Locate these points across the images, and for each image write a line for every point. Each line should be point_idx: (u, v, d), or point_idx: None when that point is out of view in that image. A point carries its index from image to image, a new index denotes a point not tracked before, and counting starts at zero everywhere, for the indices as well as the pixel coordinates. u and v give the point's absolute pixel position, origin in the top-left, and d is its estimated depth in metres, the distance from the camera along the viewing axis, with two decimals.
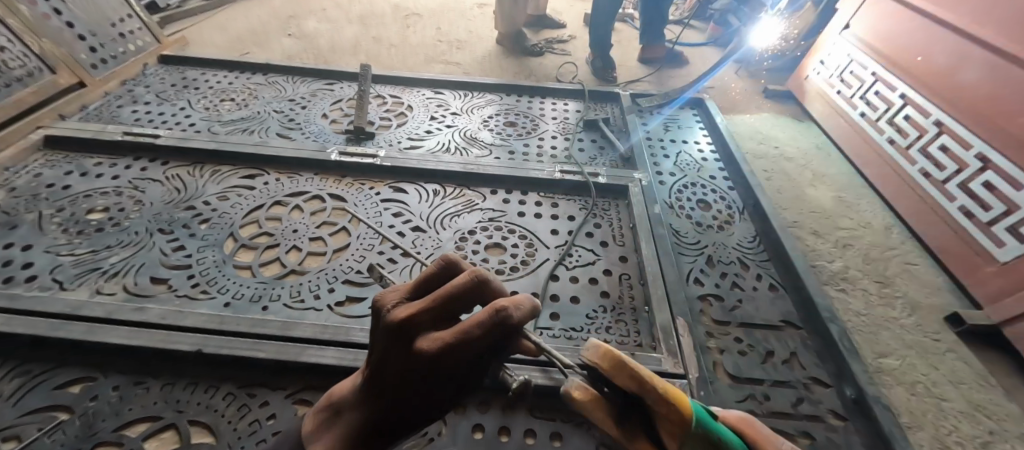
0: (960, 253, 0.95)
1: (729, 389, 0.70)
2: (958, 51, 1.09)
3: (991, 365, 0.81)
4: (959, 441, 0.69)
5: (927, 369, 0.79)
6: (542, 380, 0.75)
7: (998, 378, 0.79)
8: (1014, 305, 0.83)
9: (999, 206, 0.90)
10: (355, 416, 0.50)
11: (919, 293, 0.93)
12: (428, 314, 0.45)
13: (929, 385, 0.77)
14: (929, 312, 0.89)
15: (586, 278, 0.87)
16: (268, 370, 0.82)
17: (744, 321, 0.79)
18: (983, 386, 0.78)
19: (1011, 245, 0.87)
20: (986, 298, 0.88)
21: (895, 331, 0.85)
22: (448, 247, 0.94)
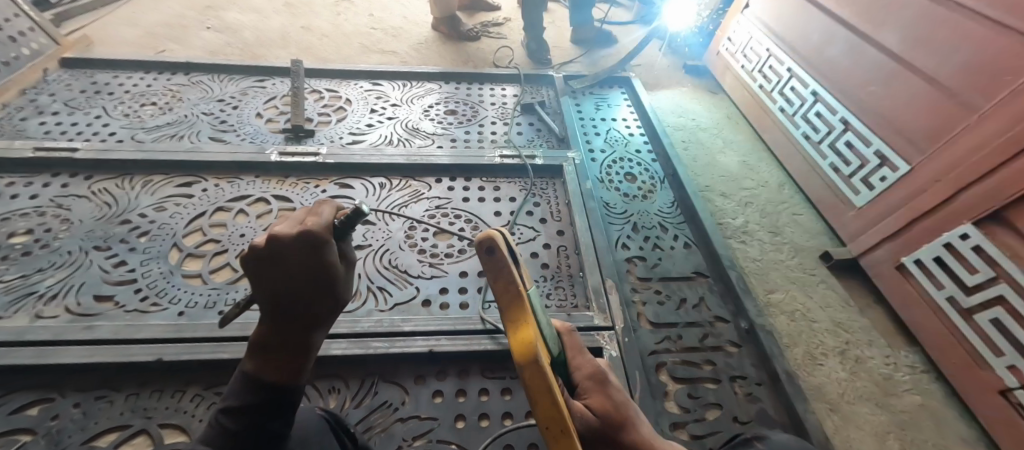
0: (831, 203, 1.13)
1: (650, 333, 0.83)
2: (828, 30, 1.25)
3: (854, 290, 0.99)
4: (825, 352, 0.86)
5: (807, 298, 0.96)
6: (490, 345, 0.85)
7: (859, 300, 0.97)
8: (867, 241, 1.01)
9: (856, 161, 1.09)
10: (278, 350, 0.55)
11: (804, 237, 1.10)
12: (285, 224, 0.49)
13: (808, 311, 0.93)
14: (810, 252, 1.06)
15: (528, 252, 0.95)
16: (231, 369, 0.87)
17: (663, 275, 0.91)
18: (847, 308, 0.95)
19: (864, 193, 1.05)
20: (848, 238, 1.06)
21: (784, 271, 1.01)
22: (399, 237, 1.01)
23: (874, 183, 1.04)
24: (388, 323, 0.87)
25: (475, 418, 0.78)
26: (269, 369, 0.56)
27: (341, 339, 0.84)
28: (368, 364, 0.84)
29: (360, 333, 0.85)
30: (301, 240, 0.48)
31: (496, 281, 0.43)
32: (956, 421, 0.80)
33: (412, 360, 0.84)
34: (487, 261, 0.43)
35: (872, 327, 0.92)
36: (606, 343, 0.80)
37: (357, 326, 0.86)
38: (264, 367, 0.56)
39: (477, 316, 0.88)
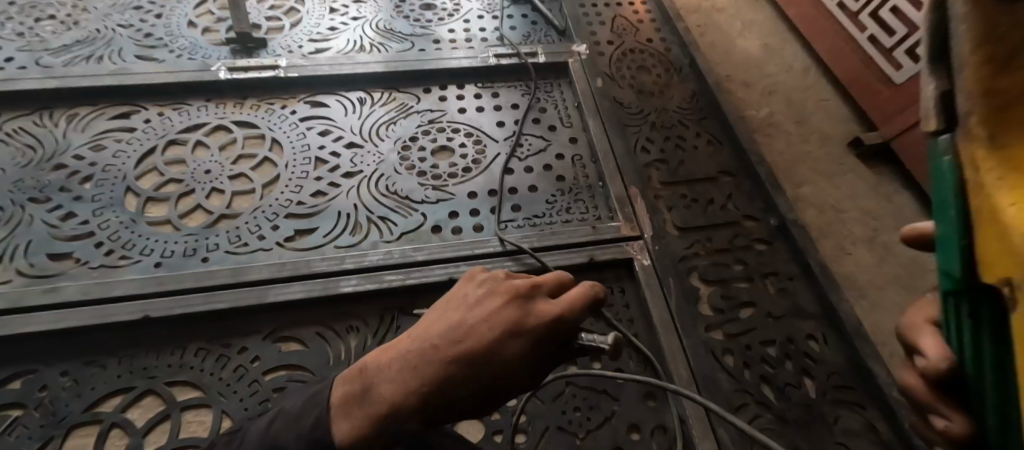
0: (865, 83, 1.07)
1: (678, 239, 0.84)
2: None
3: (882, 175, 1.00)
4: (853, 242, 0.89)
5: (833, 187, 0.97)
6: (514, 267, 0.79)
7: (885, 186, 0.98)
8: (904, 122, 0.99)
9: (902, 32, 1.02)
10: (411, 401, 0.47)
11: (831, 123, 1.08)
12: (516, 306, 0.51)
13: (834, 202, 0.94)
14: (837, 138, 1.05)
15: (539, 166, 0.92)
16: (230, 319, 0.78)
17: (688, 177, 0.90)
18: (875, 194, 0.96)
19: (906, 69, 1.00)
20: (880, 120, 1.03)
21: (811, 161, 1.00)
22: (393, 160, 0.91)
23: (920, 55, 0.98)
24: (399, 255, 0.80)
25: None
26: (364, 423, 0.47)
27: (351, 275, 0.78)
28: (385, 298, 0.78)
29: (371, 268, 0.79)
30: (524, 329, 0.49)
31: (972, 98, 0.24)
32: None
33: (430, 290, 0.78)
34: (995, 24, 0.21)
35: (897, 210, 0.94)
36: (637, 252, 0.82)
37: (365, 261, 0.79)
38: (363, 417, 0.47)
39: (496, 239, 0.82)
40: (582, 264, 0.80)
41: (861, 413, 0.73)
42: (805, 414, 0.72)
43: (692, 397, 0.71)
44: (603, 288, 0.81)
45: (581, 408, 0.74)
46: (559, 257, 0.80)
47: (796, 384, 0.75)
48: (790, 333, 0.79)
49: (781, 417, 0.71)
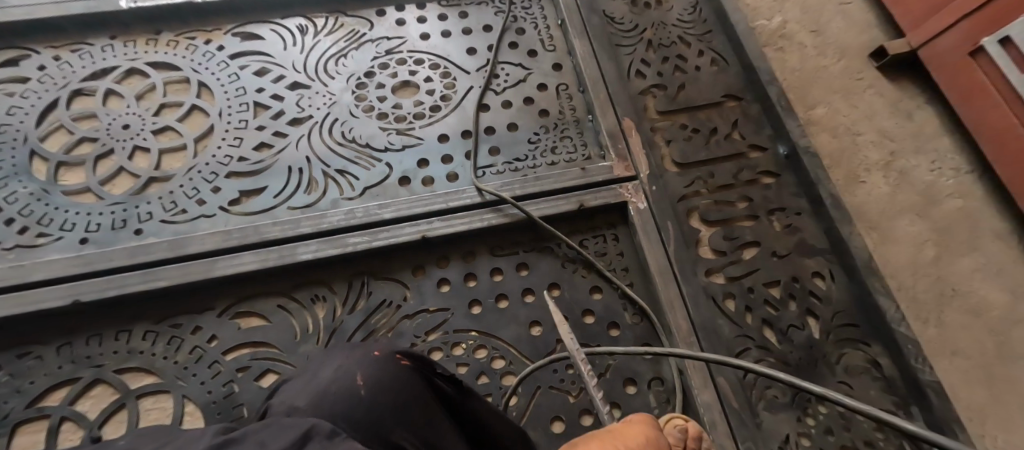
0: None
1: (677, 177, 0.77)
2: None
3: (901, 91, 0.93)
4: (866, 169, 0.84)
5: (849, 107, 0.89)
6: (494, 219, 0.70)
7: (903, 102, 0.91)
8: (935, 25, 0.90)
9: None
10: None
11: (847, 33, 0.98)
12: None
13: (848, 125, 0.87)
14: (855, 51, 0.96)
15: (519, 99, 0.81)
16: (178, 297, 0.67)
17: (687, 105, 0.82)
18: (892, 113, 0.90)
19: None
20: (908, 26, 0.94)
21: (825, 78, 0.92)
22: (346, 101, 0.78)
23: None
24: (361, 214, 0.69)
25: (493, 301, 0.69)
26: None
27: (308, 241, 0.67)
28: (354, 261, 0.69)
29: (332, 231, 0.68)
30: None
31: None
32: (962, 216, 0.82)
33: (404, 250, 0.70)
34: None
35: (914, 131, 0.89)
36: (628, 195, 0.74)
37: (324, 223, 0.68)
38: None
39: (473, 189, 0.72)
40: (571, 212, 0.72)
41: (864, 349, 0.71)
42: (806, 357, 0.70)
43: (692, 349, 0.66)
44: (595, 237, 0.73)
45: (573, 366, 0.68)
46: (545, 206, 0.71)
47: (799, 325, 0.72)
48: (794, 272, 0.75)
49: (783, 360, 0.69)
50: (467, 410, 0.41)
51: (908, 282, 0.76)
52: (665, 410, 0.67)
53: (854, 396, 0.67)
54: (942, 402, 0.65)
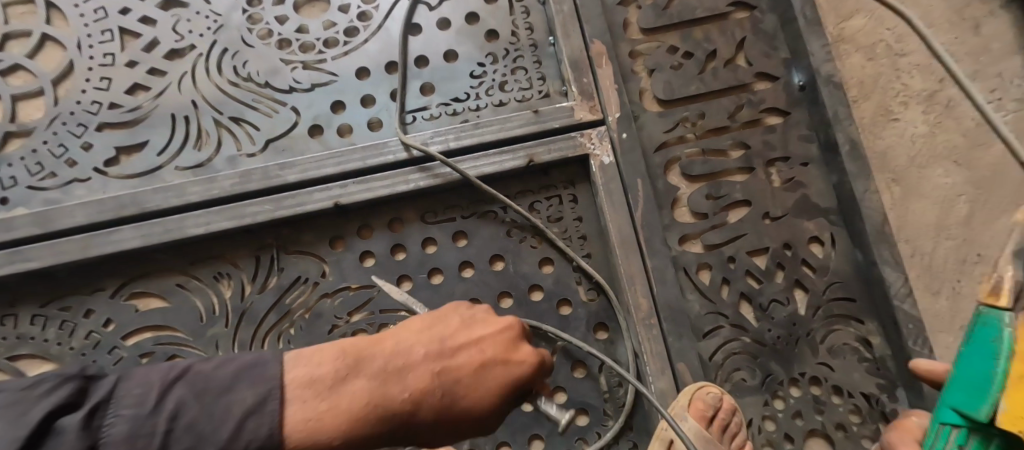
0: None
1: (657, 119, 0.63)
2: None
3: None
4: (904, 102, 0.67)
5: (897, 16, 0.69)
6: (424, 182, 0.58)
7: (971, 8, 0.70)
8: None
9: None
10: (331, 425, 0.33)
11: None
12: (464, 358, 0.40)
13: (891, 42, 0.69)
14: None
15: (461, 16, 0.64)
16: (65, 275, 0.58)
17: (680, 20, 0.66)
18: (953, 24, 0.70)
19: None
20: None
21: None
22: (236, 21, 0.62)
23: None
24: (259, 176, 0.57)
25: (425, 276, 0.59)
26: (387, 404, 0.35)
27: (200, 211, 0.56)
28: (258, 232, 0.59)
29: (224, 198, 0.57)
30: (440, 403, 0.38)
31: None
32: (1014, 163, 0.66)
33: (317, 218, 0.59)
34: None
35: (978, 48, 0.69)
36: (589, 145, 0.61)
37: (215, 189, 0.56)
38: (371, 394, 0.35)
39: (398, 143, 0.59)
40: (519, 169, 0.59)
41: (856, 326, 0.62)
42: (786, 335, 0.61)
43: (651, 332, 0.58)
44: (547, 198, 0.62)
45: None
46: (484, 164, 0.59)
47: (783, 301, 0.62)
48: (788, 236, 0.63)
49: (758, 341, 0.61)
50: None
51: (925, 247, 0.64)
52: (616, 395, 0.59)
53: (831, 378, 0.61)
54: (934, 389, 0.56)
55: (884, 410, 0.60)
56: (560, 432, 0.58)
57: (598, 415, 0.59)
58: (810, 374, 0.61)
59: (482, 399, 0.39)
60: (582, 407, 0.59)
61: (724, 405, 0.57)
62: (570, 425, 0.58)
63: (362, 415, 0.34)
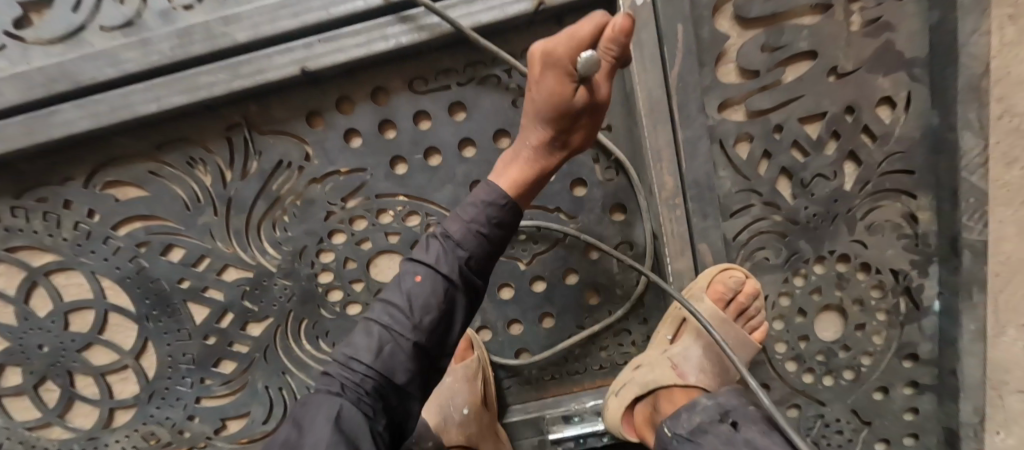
0: None
1: None
2: None
3: None
4: None
5: None
6: (407, 38, 0.47)
7: None
8: None
9: None
10: (523, 177, 0.42)
11: None
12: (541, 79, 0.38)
13: None
14: None
15: None
16: (26, 160, 0.53)
17: None
18: None
19: None
20: None
21: None
22: None
23: None
24: (201, 35, 0.46)
25: (420, 157, 0.53)
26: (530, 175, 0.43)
27: (143, 84, 0.47)
28: (221, 108, 0.51)
29: (167, 66, 0.47)
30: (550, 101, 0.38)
31: None
32: None
33: (285, 89, 0.50)
34: None
35: None
36: None
37: (154, 55, 0.46)
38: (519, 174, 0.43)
39: None
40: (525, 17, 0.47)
41: (906, 201, 0.55)
42: (823, 212, 0.55)
43: (673, 213, 0.52)
44: None
45: (524, 231, 0.56)
46: (481, 12, 0.46)
47: (829, 175, 0.54)
48: (853, 96, 0.52)
49: (791, 219, 0.55)
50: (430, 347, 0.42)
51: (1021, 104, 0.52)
52: (629, 275, 0.57)
53: (861, 256, 0.57)
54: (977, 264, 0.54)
55: (909, 285, 0.58)
56: (571, 309, 0.58)
57: (610, 295, 0.58)
58: (840, 252, 0.57)
59: (576, 79, 0.37)
60: (594, 287, 0.58)
61: (744, 289, 0.53)
62: (581, 303, 0.58)
63: (531, 161, 0.43)
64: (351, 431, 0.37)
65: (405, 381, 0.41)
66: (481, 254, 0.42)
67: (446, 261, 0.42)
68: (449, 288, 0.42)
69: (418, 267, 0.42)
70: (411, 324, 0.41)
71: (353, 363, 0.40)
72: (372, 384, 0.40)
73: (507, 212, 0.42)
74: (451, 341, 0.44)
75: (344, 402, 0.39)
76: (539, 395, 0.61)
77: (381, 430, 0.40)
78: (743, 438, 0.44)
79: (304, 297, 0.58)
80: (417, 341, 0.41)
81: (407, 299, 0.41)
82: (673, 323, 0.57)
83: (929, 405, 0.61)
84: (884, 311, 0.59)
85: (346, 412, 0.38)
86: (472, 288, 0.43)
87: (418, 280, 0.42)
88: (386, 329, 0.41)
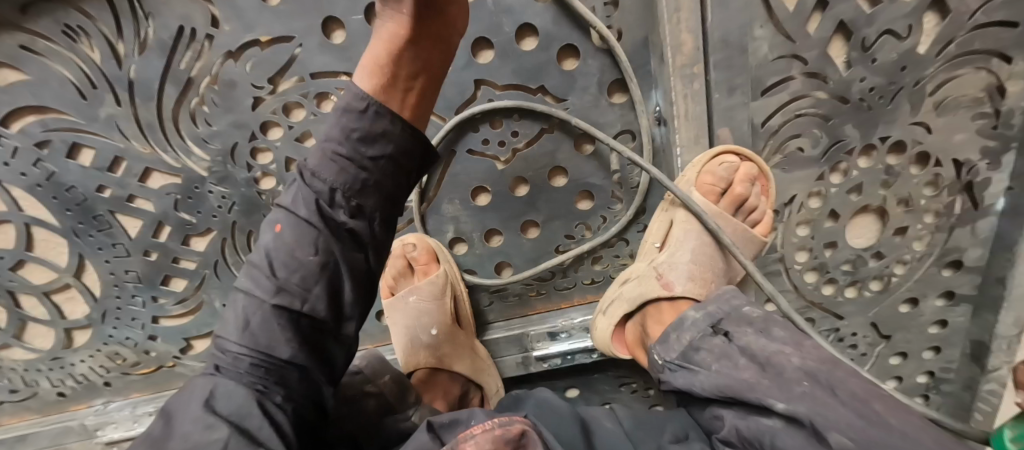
0: None
1: None
2: None
3: None
4: None
5: None
6: None
7: None
8: None
9: None
10: (378, 64, 0.33)
11: None
12: None
13: None
14: None
15: None
16: None
17: None
18: None
19: None
20: None
21: None
22: None
23: None
24: None
25: (361, 19, 0.41)
26: (390, 59, 0.33)
27: None
28: None
29: None
30: None
31: None
32: None
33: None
34: None
35: None
36: None
37: None
38: (379, 59, 0.33)
39: None
40: None
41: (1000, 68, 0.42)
42: (883, 85, 0.42)
43: (690, 86, 0.40)
44: None
45: (501, 122, 0.45)
46: None
47: (901, 32, 0.40)
48: None
49: (840, 96, 0.43)
50: (327, 325, 0.34)
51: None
52: (628, 174, 0.47)
53: (922, 143, 0.45)
54: None
55: (972, 181, 0.47)
56: (560, 216, 0.49)
57: (604, 198, 0.48)
58: (894, 140, 0.45)
59: None
60: (586, 190, 0.48)
61: (739, 178, 0.43)
62: (571, 209, 0.49)
63: (388, 37, 0.32)
64: (227, 410, 0.29)
65: (290, 353, 0.32)
66: (352, 188, 0.33)
67: (304, 202, 0.33)
68: (315, 237, 0.33)
69: (278, 216, 0.34)
70: (275, 286, 0.33)
71: (223, 344, 0.32)
72: (250, 363, 0.32)
73: (371, 120, 0.33)
74: (347, 301, 0.35)
75: (219, 382, 0.31)
76: (523, 312, 0.55)
77: (282, 405, 0.31)
78: (739, 348, 0.34)
79: (246, 206, 0.50)
80: (286, 303, 0.32)
81: (269, 258, 0.33)
82: (661, 224, 0.46)
83: (961, 317, 0.54)
84: (933, 213, 0.48)
85: (220, 391, 0.30)
86: (349, 235, 0.33)
87: (278, 231, 0.34)
88: (248, 297, 0.33)
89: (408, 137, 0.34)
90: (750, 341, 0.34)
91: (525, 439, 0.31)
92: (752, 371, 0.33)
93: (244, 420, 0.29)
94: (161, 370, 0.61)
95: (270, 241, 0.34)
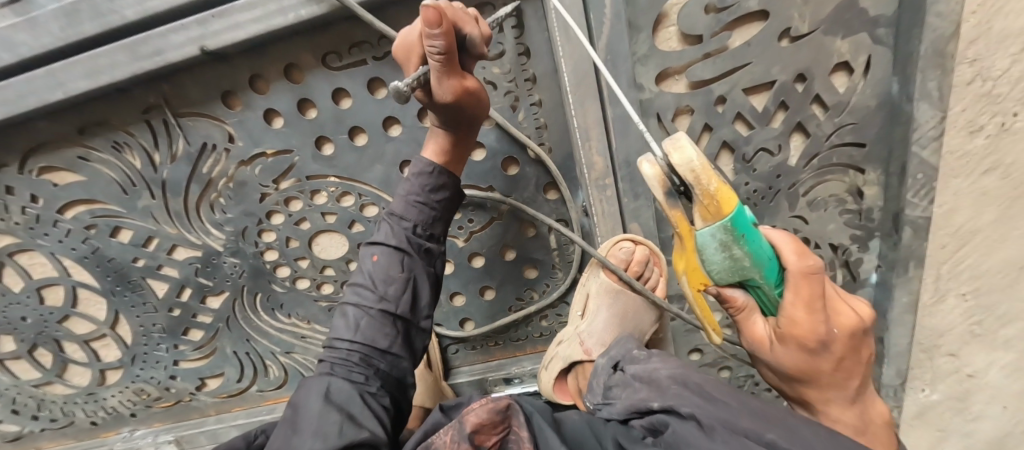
0: None
1: None
2: None
3: None
4: None
5: None
6: (303, 11, 0.43)
7: None
8: None
9: None
10: (439, 150, 0.45)
11: None
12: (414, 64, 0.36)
13: None
14: None
15: None
16: None
17: None
18: None
19: None
20: None
21: None
22: None
23: None
24: (88, 12, 0.43)
25: (344, 136, 0.52)
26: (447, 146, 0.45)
27: (38, 74, 0.45)
28: (134, 90, 0.49)
29: (61, 51, 0.45)
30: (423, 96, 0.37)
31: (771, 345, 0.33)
32: None
33: (192, 68, 0.48)
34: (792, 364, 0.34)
35: None
36: None
37: (47, 40, 0.44)
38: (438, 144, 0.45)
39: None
40: None
41: (857, 175, 0.52)
42: (764, 188, 0.53)
43: (604, 193, 0.50)
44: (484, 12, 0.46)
45: (461, 210, 0.56)
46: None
47: (773, 149, 0.51)
48: (807, 63, 0.47)
49: None
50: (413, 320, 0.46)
51: (997, 66, 0.46)
52: (566, 251, 0.58)
53: (802, 231, 0.55)
54: (915, 240, 0.52)
55: (849, 259, 0.57)
56: (510, 283, 0.60)
57: (547, 269, 0.59)
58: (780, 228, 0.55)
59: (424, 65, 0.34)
60: (532, 263, 0.58)
61: (636, 258, 0.51)
62: (520, 277, 0.59)
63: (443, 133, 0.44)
64: (341, 398, 0.39)
65: (388, 345, 0.44)
66: (427, 222, 0.46)
67: (395, 234, 0.45)
68: (404, 258, 0.45)
69: (372, 248, 0.46)
70: (377, 297, 0.44)
71: (336, 344, 0.44)
72: (360, 355, 0.43)
73: (438, 177, 0.45)
74: (424, 302, 0.46)
75: (333, 380, 0.41)
76: (485, 358, 0.65)
77: (379, 392, 0.42)
78: (632, 374, 0.43)
79: (255, 273, 0.61)
80: (387, 308, 0.44)
81: (369, 278, 0.45)
82: (580, 298, 0.57)
83: None
84: None
85: (335, 387, 0.40)
86: (427, 252, 0.46)
87: (375, 259, 0.45)
88: (358, 307, 0.44)
89: (457, 186, 0.47)
90: (637, 369, 0.43)
91: (511, 410, 0.36)
92: (644, 386, 0.40)
93: (351, 406, 0.39)
94: (179, 403, 0.72)
95: (366, 267, 0.45)
